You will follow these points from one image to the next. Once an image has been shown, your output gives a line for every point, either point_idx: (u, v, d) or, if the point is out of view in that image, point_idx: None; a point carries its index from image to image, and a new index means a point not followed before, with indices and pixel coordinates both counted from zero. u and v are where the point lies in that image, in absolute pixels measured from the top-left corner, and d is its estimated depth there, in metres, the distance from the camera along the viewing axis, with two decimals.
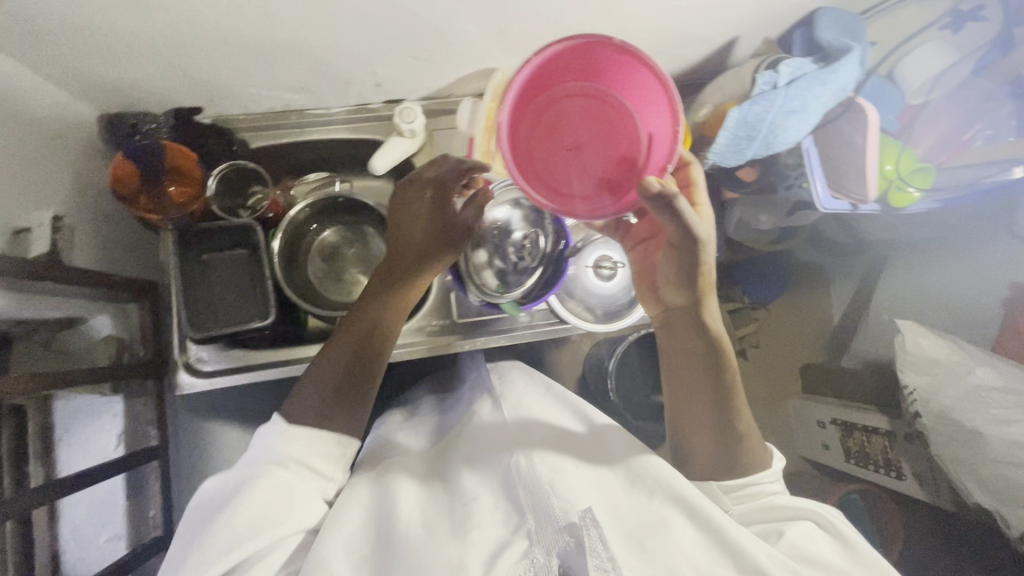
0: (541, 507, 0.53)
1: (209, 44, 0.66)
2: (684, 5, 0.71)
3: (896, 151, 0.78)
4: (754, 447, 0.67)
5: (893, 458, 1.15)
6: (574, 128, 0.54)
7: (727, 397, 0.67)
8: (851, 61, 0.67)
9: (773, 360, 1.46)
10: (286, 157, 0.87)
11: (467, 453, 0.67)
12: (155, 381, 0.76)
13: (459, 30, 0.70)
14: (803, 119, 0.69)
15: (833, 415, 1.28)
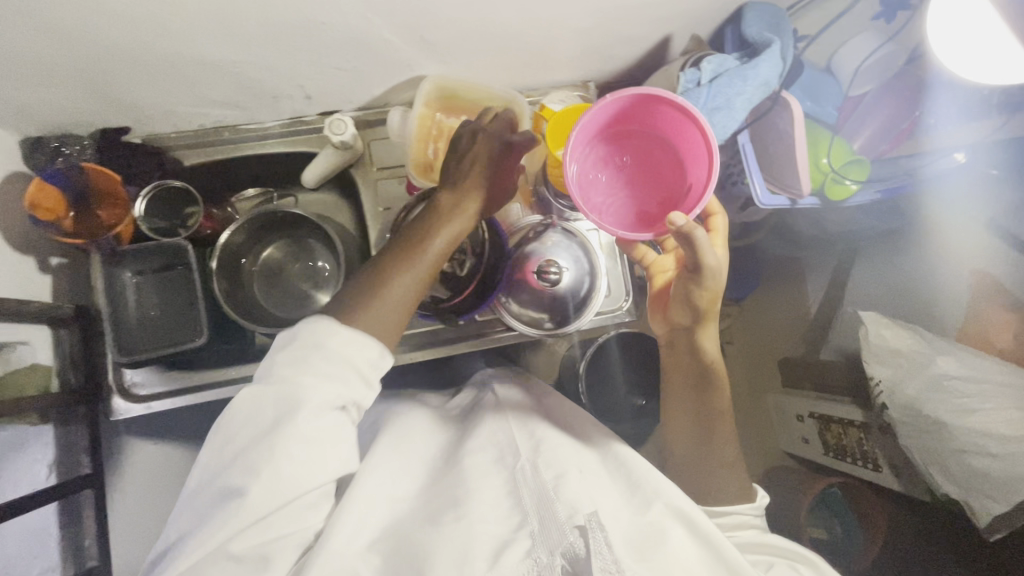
0: (546, 510, 0.55)
1: (119, 61, 0.64)
2: (608, 5, 0.70)
3: (826, 142, 0.80)
4: (733, 468, 0.74)
5: (869, 450, 1.11)
6: (628, 166, 0.68)
7: (711, 422, 0.75)
8: (773, 56, 0.67)
9: (752, 354, 1.38)
10: (223, 173, 0.86)
11: (477, 439, 0.68)
12: (87, 409, 0.74)
13: (380, 40, 0.69)
14: (729, 116, 0.69)
15: (811, 407, 1.23)
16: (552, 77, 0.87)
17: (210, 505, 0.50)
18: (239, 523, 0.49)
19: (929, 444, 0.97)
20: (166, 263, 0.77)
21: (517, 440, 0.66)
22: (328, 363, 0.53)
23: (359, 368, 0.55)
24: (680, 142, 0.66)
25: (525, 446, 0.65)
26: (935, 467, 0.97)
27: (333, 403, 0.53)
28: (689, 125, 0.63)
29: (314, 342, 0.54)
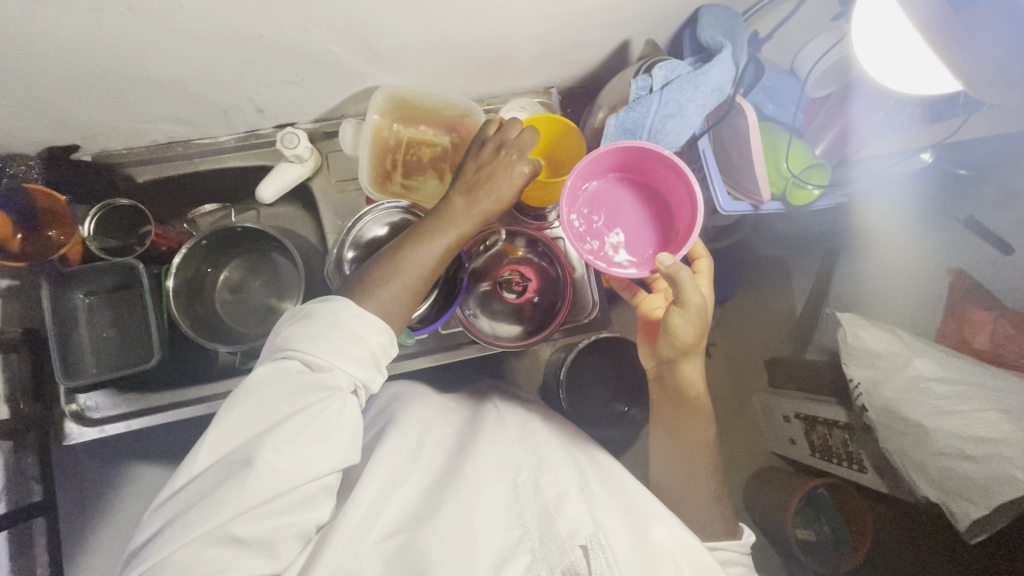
0: (549, 533, 0.53)
1: (52, 80, 0.63)
2: (558, 11, 0.69)
3: (783, 148, 0.78)
4: (714, 497, 0.73)
5: (854, 451, 1.08)
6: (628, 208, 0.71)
7: (693, 452, 0.75)
8: (724, 60, 0.65)
9: (738, 355, 1.38)
10: (180, 190, 0.85)
11: (488, 436, 0.66)
12: (38, 434, 0.73)
13: (324, 52, 0.67)
14: (683, 122, 0.67)
15: (797, 408, 1.20)
16: (513, 84, 0.85)
17: (211, 483, 0.49)
18: (239, 503, 0.48)
19: (909, 448, 0.94)
20: (117, 283, 0.75)
21: (520, 454, 0.64)
22: (348, 338, 0.54)
23: (370, 356, 0.55)
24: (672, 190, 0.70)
25: (527, 464, 0.63)
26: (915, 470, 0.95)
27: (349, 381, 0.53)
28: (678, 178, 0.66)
29: (334, 325, 0.54)
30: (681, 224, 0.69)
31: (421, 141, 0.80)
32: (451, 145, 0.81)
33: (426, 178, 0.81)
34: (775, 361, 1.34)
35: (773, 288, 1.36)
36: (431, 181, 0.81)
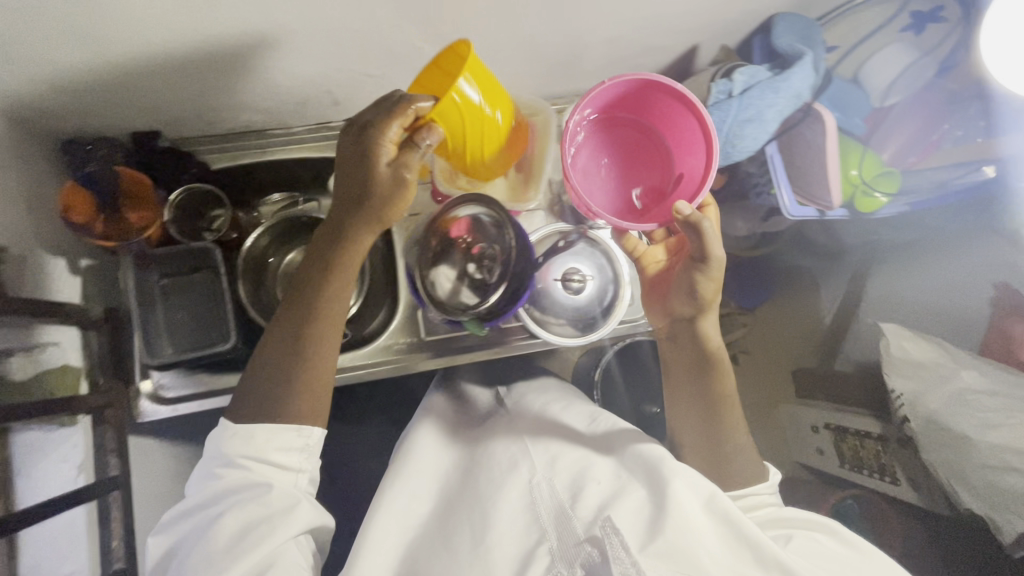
0: (563, 525, 0.57)
1: (157, 66, 0.65)
2: (637, 15, 0.71)
3: (858, 153, 0.80)
4: (746, 459, 0.73)
5: (887, 463, 1.13)
6: (615, 155, 0.72)
7: (724, 415, 0.73)
8: (805, 68, 0.66)
9: (765, 365, 1.40)
10: (250, 178, 0.87)
11: (495, 450, 0.69)
12: (115, 410, 0.75)
13: (408, 46, 0.70)
14: (760, 127, 0.68)
15: (827, 419, 1.25)
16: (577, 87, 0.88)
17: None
18: None
19: (953, 459, 0.99)
20: (192, 265, 0.77)
21: (532, 451, 0.66)
22: (257, 445, 0.59)
23: (284, 457, 0.60)
24: (666, 130, 0.69)
25: (539, 458, 0.64)
26: (955, 479, 1.00)
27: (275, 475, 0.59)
28: (678, 115, 0.65)
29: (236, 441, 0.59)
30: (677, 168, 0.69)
31: None
32: None
33: (491, 176, 0.80)
34: (802, 372, 1.37)
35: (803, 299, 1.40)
36: (496, 178, 0.81)
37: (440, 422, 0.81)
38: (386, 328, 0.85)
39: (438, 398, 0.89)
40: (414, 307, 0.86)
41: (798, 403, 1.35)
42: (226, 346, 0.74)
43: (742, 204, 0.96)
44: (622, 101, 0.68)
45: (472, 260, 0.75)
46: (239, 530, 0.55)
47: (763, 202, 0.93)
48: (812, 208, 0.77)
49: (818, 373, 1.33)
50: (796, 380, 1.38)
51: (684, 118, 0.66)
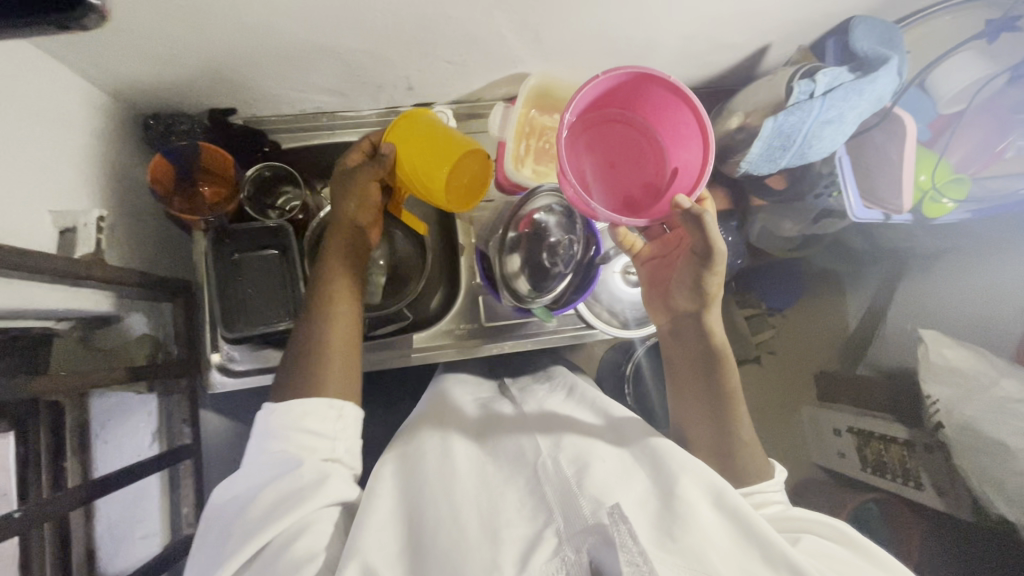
0: (569, 504, 0.53)
1: (252, 52, 0.66)
2: (719, 12, 0.71)
3: (932, 162, 0.82)
4: (758, 464, 0.67)
5: (912, 468, 1.16)
6: (609, 150, 0.67)
7: (732, 411, 0.68)
8: (891, 71, 0.66)
9: (787, 366, 1.41)
10: (317, 159, 0.88)
11: (503, 444, 0.66)
12: (189, 379, 0.78)
13: (495, 36, 0.70)
14: (839, 129, 0.69)
15: (851, 422, 1.26)
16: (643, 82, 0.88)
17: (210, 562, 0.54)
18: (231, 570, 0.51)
19: (988, 466, 1.01)
20: (266, 244, 0.79)
21: (538, 440, 0.64)
22: (286, 423, 0.60)
23: (318, 429, 0.61)
24: (660, 127, 0.66)
25: (544, 443, 0.63)
26: (991, 487, 1.02)
27: (306, 446, 0.60)
28: (676, 107, 0.63)
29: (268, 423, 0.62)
30: (674, 164, 0.65)
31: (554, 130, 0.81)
32: None
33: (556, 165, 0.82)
34: (825, 374, 1.38)
35: (831, 304, 1.40)
36: None
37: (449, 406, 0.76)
38: (447, 312, 0.86)
39: (443, 389, 0.84)
40: (473, 294, 0.87)
41: (818, 405, 1.37)
42: (282, 325, 0.76)
43: (793, 207, 0.96)
44: (613, 99, 0.66)
45: (546, 249, 0.76)
46: (269, 504, 0.55)
47: (823, 203, 0.91)
48: (879, 210, 0.78)
49: (840, 376, 1.35)
50: (817, 382, 1.39)
51: (679, 112, 0.63)
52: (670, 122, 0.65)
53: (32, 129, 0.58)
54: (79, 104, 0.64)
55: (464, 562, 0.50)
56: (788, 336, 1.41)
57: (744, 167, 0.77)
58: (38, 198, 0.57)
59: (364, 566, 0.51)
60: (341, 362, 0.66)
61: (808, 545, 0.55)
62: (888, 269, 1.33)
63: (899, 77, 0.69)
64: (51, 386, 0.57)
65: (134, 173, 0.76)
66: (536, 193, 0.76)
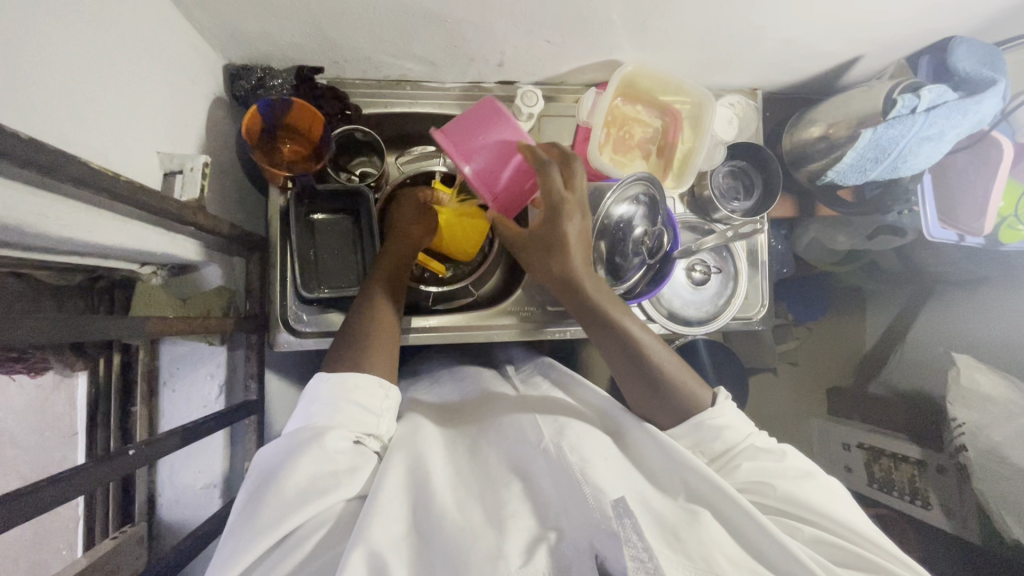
0: (574, 493, 0.50)
1: (359, 11, 0.64)
2: (829, 18, 0.70)
3: (1016, 193, 0.87)
4: (694, 391, 0.65)
5: (921, 488, 1.16)
6: None
7: (640, 353, 0.65)
8: (994, 94, 0.71)
9: (804, 378, 1.45)
10: (393, 126, 0.87)
11: (492, 434, 0.63)
12: (258, 336, 0.76)
13: (604, 19, 0.69)
14: (936, 145, 0.74)
15: (859, 439, 1.27)
16: (726, 82, 0.88)
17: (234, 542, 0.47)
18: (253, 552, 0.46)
19: (1008, 491, 1.01)
20: (340, 207, 0.79)
21: (539, 423, 0.60)
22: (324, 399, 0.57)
23: (368, 406, 0.58)
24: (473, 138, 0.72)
25: (546, 429, 0.59)
26: (1007, 510, 1.02)
27: (347, 429, 0.56)
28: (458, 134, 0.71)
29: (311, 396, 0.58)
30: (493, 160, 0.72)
31: (634, 120, 0.84)
32: (662, 129, 0.84)
33: (633, 157, 0.84)
34: (837, 390, 1.42)
35: (849, 321, 1.46)
36: (638, 160, 0.84)
37: (433, 407, 0.74)
38: (512, 293, 0.87)
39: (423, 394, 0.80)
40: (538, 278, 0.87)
41: (828, 419, 1.40)
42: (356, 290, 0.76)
43: (853, 220, 0.97)
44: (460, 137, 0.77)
45: (631, 242, 0.75)
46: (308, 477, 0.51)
47: (895, 219, 0.94)
48: (954, 232, 0.84)
49: (854, 393, 1.37)
50: (830, 397, 1.43)
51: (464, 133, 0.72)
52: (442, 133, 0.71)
53: (140, 64, 0.56)
54: (178, 44, 0.63)
55: (465, 550, 0.45)
56: (809, 347, 1.46)
57: (829, 176, 0.82)
58: (146, 139, 0.57)
59: (371, 552, 0.45)
60: (386, 329, 0.66)
61: (808, 535, 0.54)
62: (917, 292, 1.34)
63: (1003, 99, 0.72)
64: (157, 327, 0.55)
65: (220, 124, 0.75)
66: (619, 196, 0.73)
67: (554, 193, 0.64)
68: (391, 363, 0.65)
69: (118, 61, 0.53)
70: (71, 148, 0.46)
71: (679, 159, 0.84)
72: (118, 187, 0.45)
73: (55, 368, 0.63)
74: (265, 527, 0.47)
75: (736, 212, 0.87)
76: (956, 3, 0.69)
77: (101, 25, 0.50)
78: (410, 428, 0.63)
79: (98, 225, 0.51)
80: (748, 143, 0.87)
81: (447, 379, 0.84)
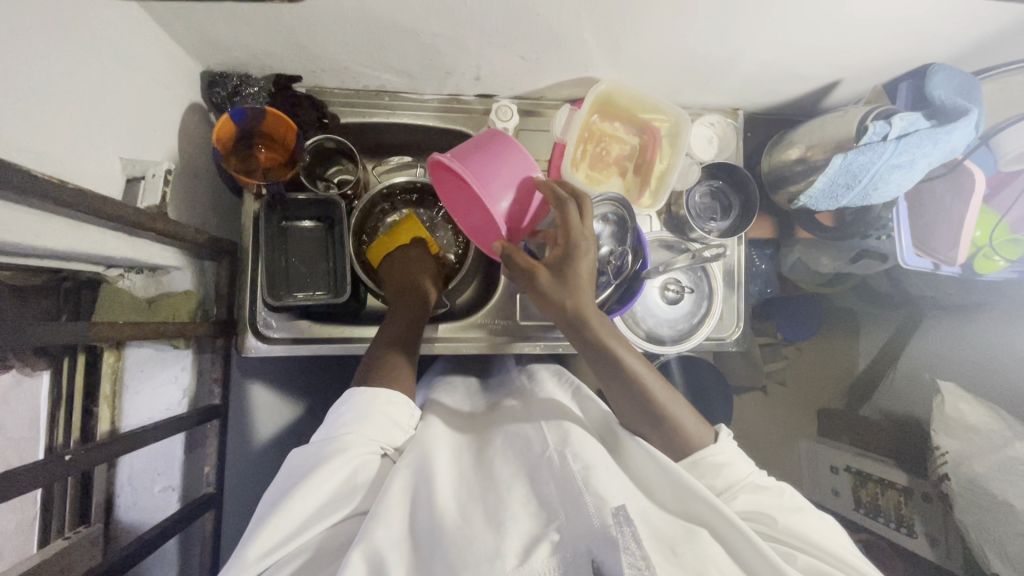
0: (574, 504, 0.48)
1: (332, 23, 0.65)
2: (806, 42, 0.70)
3: (992, 221, 0.87)
4: (693, 436, 0.64)
5: (906, 515, 1.13)
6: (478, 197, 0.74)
7: (649, 394, 0.63)
8: (966, 124, 0.70)
9: (794, 398, 1.43)
10: (371, 135, 0.88)
11: (496, 441, 0.63)
12: (224, 340, 0.77)
13: (576, 37, 0.70)
14: (907, 173, 0.73)
15: (850, 461, 1.24)
16: (706, 101, 0.88)
17: (255, 535, 0.50)
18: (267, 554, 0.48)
19: (991, 524, 0.99)
20: (316, 217, 0.79)
21: (545, 431, 0.60)
22: (360, 410, 0.58)
23: (393, 421, 0.60)
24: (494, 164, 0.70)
25: (552, 436, 0.59)
26: (989, 542, 0.98)
27: (377, 441, 0.57)
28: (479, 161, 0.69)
29: (346, 404, 0.59)
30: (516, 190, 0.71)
31: (611, 137, 0.84)
32: (639, 146, 0.83)
33: (609, 174, 0.84)
34: (828, 412, 1.40)
35: (841, 342, 1.44)
36: (614, 177, 0.84)
37: (445, 408, 0.76)
38: (484, 306, 0.87)
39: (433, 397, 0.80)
40: (511, 291, 0.88)
41: (817, 440, 1.37)
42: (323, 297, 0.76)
43: (838, 243, 0.96)
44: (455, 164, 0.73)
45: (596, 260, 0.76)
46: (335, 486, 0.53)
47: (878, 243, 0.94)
48: (928, 260, 0.85)
49: (843, 415, 1.34)
50: (820, 418, 1.40)
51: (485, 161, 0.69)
52: (464, 166, 0.68)
53: (105, 70, 0.57)
54: (149, 51, 0.64)
55: (463, 553, 0.45)
56: (799, 367, 1.43)
57: (804, 201, 0.82)
58: (110, 144, 0.58)
59: (367, 556, 0.46)
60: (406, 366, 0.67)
61: (801, 562, 0.54)
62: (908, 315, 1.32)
63: (976, 129, 0.71)
64: (115, 331, 0.55)
65: (194, 129, 0.75)
66: None
67: (574, 232, 0.64)
68: (412, 375, 0.67)
69: (84, 67, 0.53)
70: (28, 154, 0.47)
71: (655, 176, 0.83)
72: (65, 195, 0.46)
73: (17, 365, 0.62)
74: (282, 532, 0.49)
75: (712, 231, 0.86)
76: (934, 31, 0.68)
77: (67, 30, 0.50)
78: (420, 429, 0.64)
79: (52, 230, 0.51)
80: (727, 164, 0.87)
81: (446, 384, 0.85)
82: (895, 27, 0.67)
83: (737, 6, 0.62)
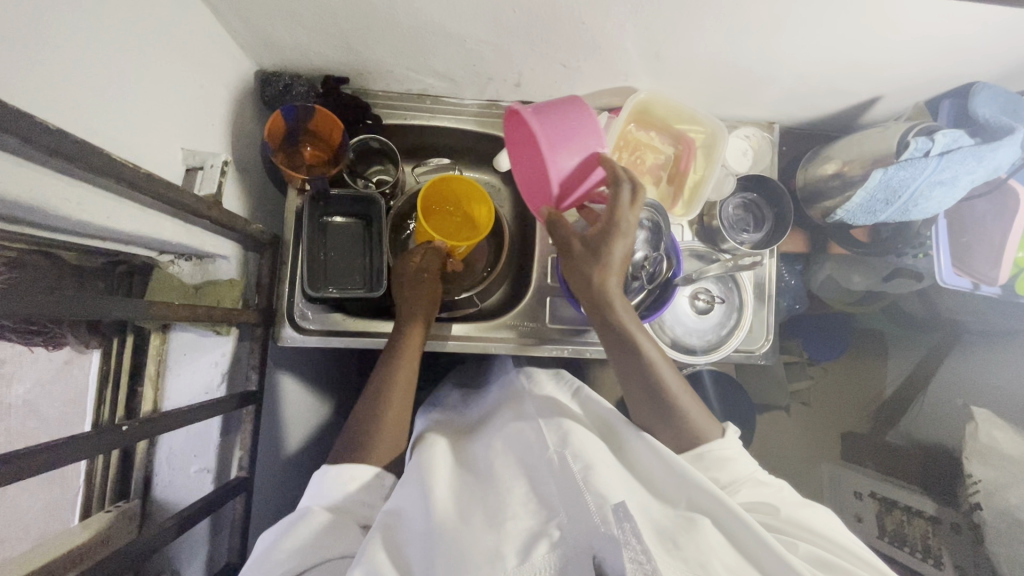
0: (575, 502, 0.49)
1: (384, 28, 0.68)
2: (847, 57, 0.70)
3: None
4: (700, 424, 0.65)
5: (934, 545, 1.09)
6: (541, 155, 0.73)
7: (661, 383, 0.65)
8: (1012, 143, 0.70)
9: (818, 420, 1.39)
10: (411, 137, 0.91)
11: (496, 442, 0.64)
12: (263, 330, 0.78)
13: (620, 47, 0.71)
14: (948, 191, 0.74)
15: (874, 488, 1.21)
16: (742, 114, 0.89)
17: None
18: None
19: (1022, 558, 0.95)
20: (354, 213, 0.81)
21: (544, 431, 0.60)
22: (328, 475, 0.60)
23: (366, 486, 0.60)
24: (563, 125, 0.68)
25: (551, 438, 0.58)
26: None
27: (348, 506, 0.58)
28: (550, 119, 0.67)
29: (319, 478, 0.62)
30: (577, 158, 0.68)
31: (647, 146, 0.84)
32: (674, 157, 0.83)
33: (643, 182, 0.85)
34: (854, 435, 1.36)
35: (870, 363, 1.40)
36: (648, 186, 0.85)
37: (453, 427, 0.75)
38: (512, 309, 0.88)
39: (441, 413, 0.80)
40: (541, 294, 0.89)
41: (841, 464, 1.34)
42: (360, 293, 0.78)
43: (870, 260, 0.95)
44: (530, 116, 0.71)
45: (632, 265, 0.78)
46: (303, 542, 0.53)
47: (912, 262, 0.93)
48: (968, 280, 0.85)
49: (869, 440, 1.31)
50: (845, 441, 1.37)
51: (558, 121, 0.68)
52: (544, 144, 0.66)
53: (170, 65, 0.60)
54: (211, 49, 0.67)
55: (466, 551, 0.46)
56: (825, 388, 1.40)
57: (841, 215, 0.82)
58: (172, 136, 0.61)
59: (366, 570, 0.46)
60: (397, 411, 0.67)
61: (803, 550, 0.53)
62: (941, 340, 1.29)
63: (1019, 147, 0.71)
64: (181, 313, 0.58)
65: (246, 125, 0.79)
66: None
67: (621, 215, 0.63)
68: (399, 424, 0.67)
69: (150, 61, 0.56)
70: (101, 141, 0.50)
71: (690, 186, 0.83)
72: (136, 179, 0.48)
73: (72, 343, 0.67)
74: None
75: (745, 242, 0.87)
76: (978, 50, 0.68)
77: (138, 25, 0.53)
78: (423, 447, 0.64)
79: (120, 213, 0.54)
80: (761, 176, 0.87)
81: (462, 400, 0.86)
82: (938, 45, 0.67)
83: (780, 20, 0.63)
